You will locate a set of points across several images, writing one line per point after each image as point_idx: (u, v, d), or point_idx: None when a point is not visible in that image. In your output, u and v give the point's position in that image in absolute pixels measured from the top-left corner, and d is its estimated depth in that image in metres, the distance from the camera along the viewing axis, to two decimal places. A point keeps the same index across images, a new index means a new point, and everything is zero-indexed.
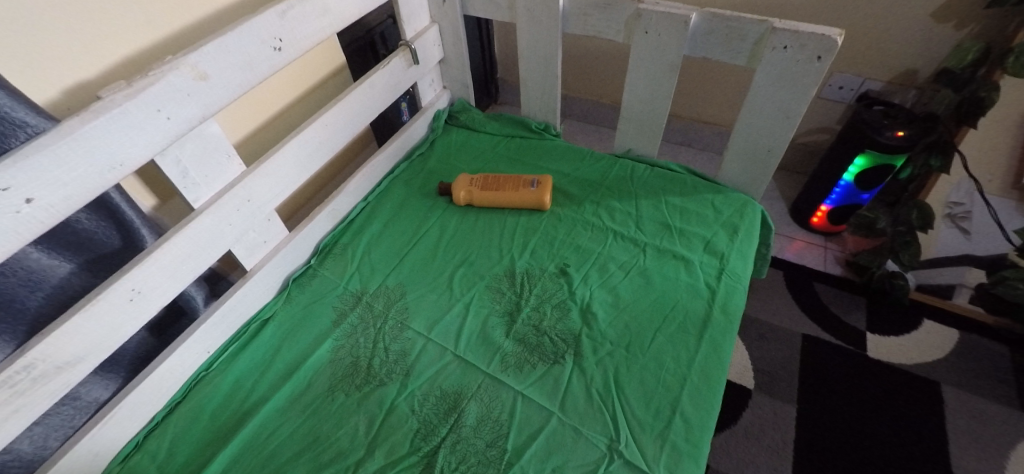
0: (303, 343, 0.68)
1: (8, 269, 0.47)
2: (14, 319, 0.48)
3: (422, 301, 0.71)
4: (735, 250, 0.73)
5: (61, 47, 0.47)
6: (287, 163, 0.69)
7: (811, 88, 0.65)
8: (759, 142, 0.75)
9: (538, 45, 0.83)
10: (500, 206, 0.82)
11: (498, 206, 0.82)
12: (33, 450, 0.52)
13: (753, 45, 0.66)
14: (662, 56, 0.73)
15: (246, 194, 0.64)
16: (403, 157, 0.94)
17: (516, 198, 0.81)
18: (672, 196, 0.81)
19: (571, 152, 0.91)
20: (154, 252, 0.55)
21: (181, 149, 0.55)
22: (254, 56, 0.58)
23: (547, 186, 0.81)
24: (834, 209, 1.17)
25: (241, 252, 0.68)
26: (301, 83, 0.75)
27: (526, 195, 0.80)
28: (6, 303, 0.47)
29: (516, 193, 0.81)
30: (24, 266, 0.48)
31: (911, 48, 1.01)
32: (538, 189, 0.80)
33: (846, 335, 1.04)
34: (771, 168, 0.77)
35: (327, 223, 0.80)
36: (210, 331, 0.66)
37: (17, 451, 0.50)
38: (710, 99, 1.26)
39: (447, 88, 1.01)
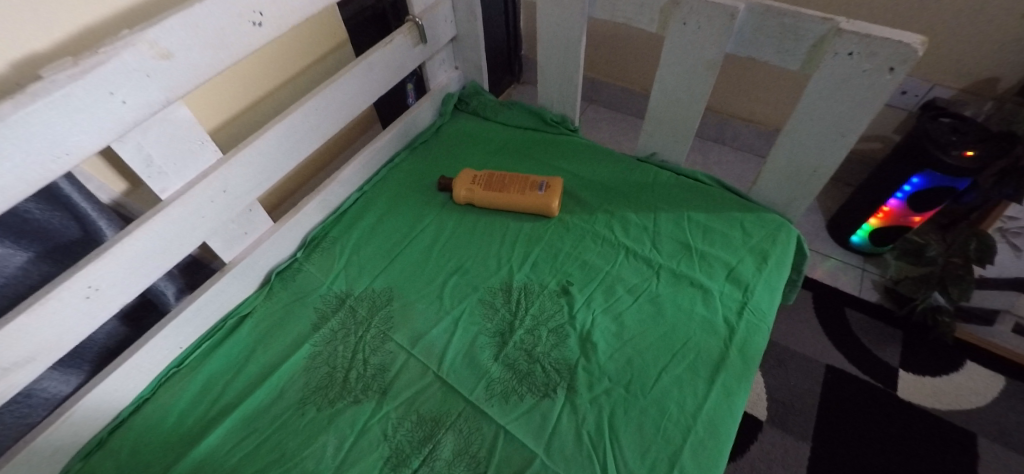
0: (279, 346, 0.64)
1: None
2: None
3: (409, 310, 0.66)
4: (762, 282, 0.65)
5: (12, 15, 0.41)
6: (271, 149, 0.64)
7: (875, 104, 0.54)
8: (805, 159, 0.65)
9: (560, 29, 0.74)
10: (504, 209, 0.75)
11: (502, 209, 0.75)
12: None
13: (811, 48, 0.56)
14: (700, 52, 0.63)
15: (222, 185, 0.59)
16: (405, 144, 0.87)
17: (522, 200, 0.73)
18: (696, 212, 0.72)
19: (588, 151, 0.82)
20: (113, 247, 0.50)
21: (144, 135, 0.50)
22: (227, 31, 0.51)
23: (557, 191, 0.73)
24: (877, 229, 1.06)
25: (217, 245, 0.63)
26: (294, 60, 0.68)
27: (532, 199, 0.73)
28: None
29: (523, 196, 0.73)
30: None
31: (997, 53, 0.87)
32: (547, 193, 0.73)
33: (874, 370, 0.95)
34: (815, 189, 0.67)
35: (317, 213, 0.75)
36: (183, 326, 0.62)
37: None
38: (751, 95, 1.13)
39: (459, 69, 0.93)
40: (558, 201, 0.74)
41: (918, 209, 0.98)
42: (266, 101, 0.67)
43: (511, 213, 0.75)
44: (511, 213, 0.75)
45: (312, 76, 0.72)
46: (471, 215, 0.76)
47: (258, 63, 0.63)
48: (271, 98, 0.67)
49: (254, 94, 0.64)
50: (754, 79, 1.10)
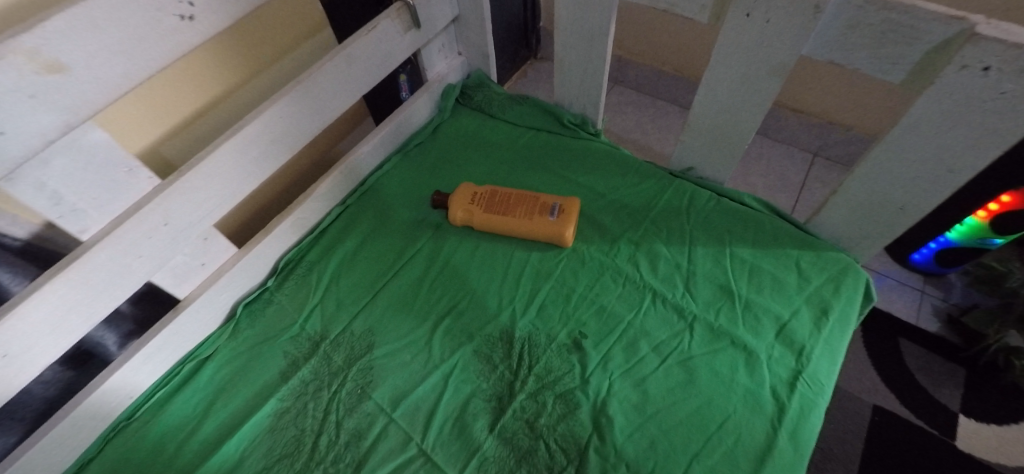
0: (242, 398, 0.55)
1: None
2: None
3: (392, 360, 0.56)
4: (820, 344, 0.53)
5: None
6: (228, 167, 0.52)
7: (1009, 138, 0.40)
8: (891, 192, 0.51)
9: (583, 13, 0.59)
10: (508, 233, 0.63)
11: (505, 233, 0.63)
12: None
13: (925, 56, 0.41)
14: (766, 53, 0.48)
15: (163, 218, 0.48)
16: (398, 146, 0.75)
17: (530, 225, 0.61)
18: (740, 247, 0.60)
19: (612, 162, 0.69)
20: (18, 308, 0.40)
21: (46, 170, 0.39)
22: (142, 31, 0.39)
23: (573, 214, 0.61)
24: (942, 251, 0.90)
25: (165, 281, 0.53)
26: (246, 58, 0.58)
27: (543, 224, 0.61)
28: None
29: (532, 219, 0.61)
30: None
31: None
32: (560, 216, 0.61)
33: (929, 414, 0.83)
34: (897, 229, 0.54)
35: (292, 234, 0.64)
36: (132, 375, 0.54)
37: None
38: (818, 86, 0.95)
39: (463, 54, 0.79)
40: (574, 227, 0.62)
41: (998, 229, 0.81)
42: (216, 109, 0.58)
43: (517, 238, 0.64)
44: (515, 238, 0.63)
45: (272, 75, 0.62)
46: (469, 239, 0.64)
47: (199, 65, 0.53)
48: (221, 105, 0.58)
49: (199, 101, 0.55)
50: (844, 85, 0.92)
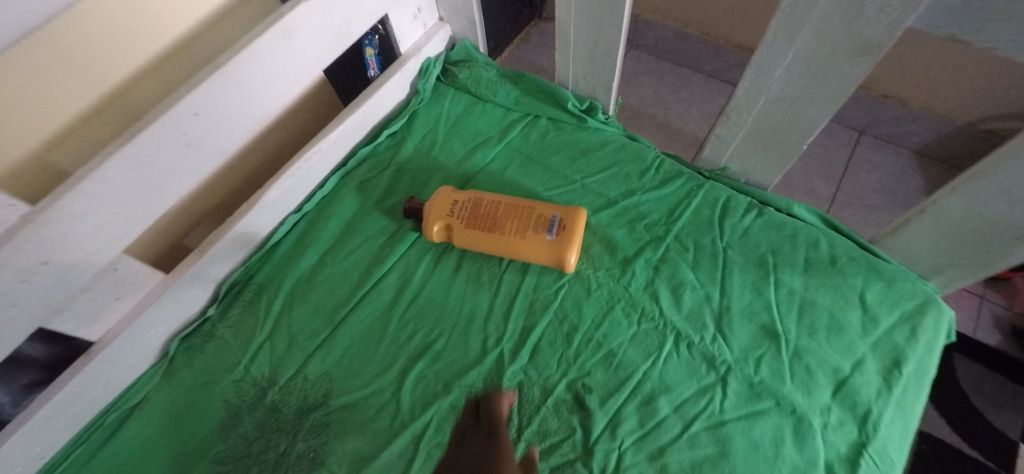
0: (173, 459, 0.46)
1: None
2: None
3: (352, 416, 0.46)
4: (890, 407, 0.41)
5: None
6: (128, 182, 0.40)
7: None
8: (1006, 219, 0.38)
9: None
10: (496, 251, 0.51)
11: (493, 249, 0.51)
12: None
13: None
14: (855, 24, 0.34)
15: (39, 255, 0.37)
16: (367, 137, 0.62)
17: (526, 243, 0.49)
18: (789, 274, 0.47)
19: (626, 159, 0.56)
20: None
21: None
22: None
23: (578, 230, 0.49)
24: None
25: (67, 326, 0.43)
26: (150, 40, 0.42)
27: (541, 241, 0.49)
28: None
29: (527, 236, 0.49)
30: None
31: None
32: (564, 233, 0.48)
33: (985, 444, 0.72)
34: (1003, 261, 0.41)
35: (235, 251, 0.53)
36: (39, 434, 0.44)
37: None
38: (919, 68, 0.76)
39: (446, 21, 0.65)
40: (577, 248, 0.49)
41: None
42: (109, 107, 0.42)
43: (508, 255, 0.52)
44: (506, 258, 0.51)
45: (188, 55, 0.46)
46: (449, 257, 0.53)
47: (79, 55, 0.37)
48: (116, 100, 0.42)
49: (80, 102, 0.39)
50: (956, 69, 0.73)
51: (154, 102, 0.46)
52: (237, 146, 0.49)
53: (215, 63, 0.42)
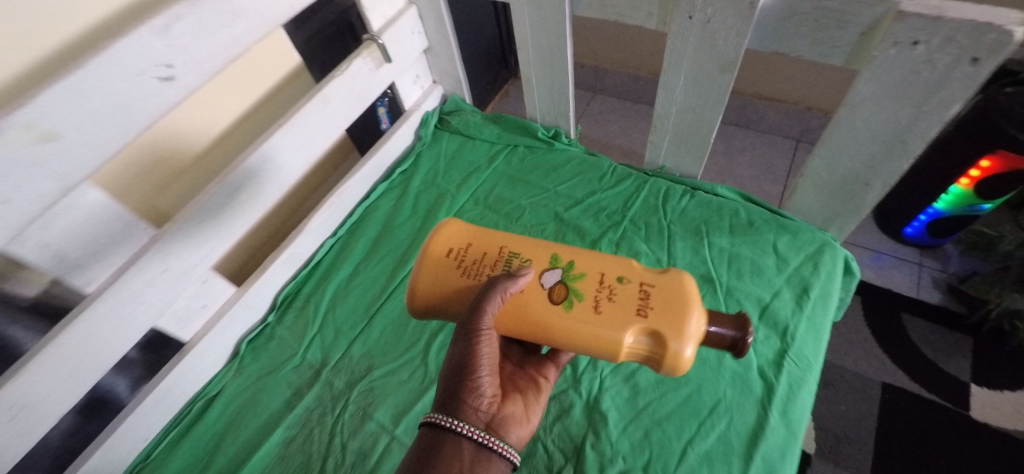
0: (250, 431, 0.57)
1: None
2: None
3: (390, 380, 0.58)
4: (804, 322, 0.54)
5: None
6: (223, 208, 0.57)
7: (950, 106, 0.42)
8: (852, 172, 0.52)
9: (542, 35, 0.62)
10: (535, 257, 0.42)
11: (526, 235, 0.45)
12: None
13: (860, 37, 0.43)
14: (712, 49, 0.50)
15: (161, 264, 0.52)
16: (383, 176, 0.78)
17: (473, 275, 0.42)
18: (717, 235, 0.61)
19: (587, 169, 0.72)
20: (35, 358, 0.44)
21: (47, 230, 0.42)
22: (128, 96, 0.42)
23: (417, 288, 0.43)
24: (933, 223, 0.91)
25: (170, 325, 0.56)
26: (238, 106, 0.59)
27: (444, 274, 0.42)
28: None
29: (456, 292, 0.42)
30: None
31: None
32: (424, 286, 0.42)
33: (942, 387, 0.82)
34: (866, 205, 0.55)
35: (287, 270, 0.67)
36: (144, 418, 0.56)
37: None
38: (783, 77, 1.01)
39: (438, 82, 0.83)
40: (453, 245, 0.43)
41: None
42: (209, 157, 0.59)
43: (492, 233, 0.45)
44: (499, 257, 0.43)
45: (258, 116, 0.63)
46: (673, 276, 0.40)
47: (200, 120, 0.55)
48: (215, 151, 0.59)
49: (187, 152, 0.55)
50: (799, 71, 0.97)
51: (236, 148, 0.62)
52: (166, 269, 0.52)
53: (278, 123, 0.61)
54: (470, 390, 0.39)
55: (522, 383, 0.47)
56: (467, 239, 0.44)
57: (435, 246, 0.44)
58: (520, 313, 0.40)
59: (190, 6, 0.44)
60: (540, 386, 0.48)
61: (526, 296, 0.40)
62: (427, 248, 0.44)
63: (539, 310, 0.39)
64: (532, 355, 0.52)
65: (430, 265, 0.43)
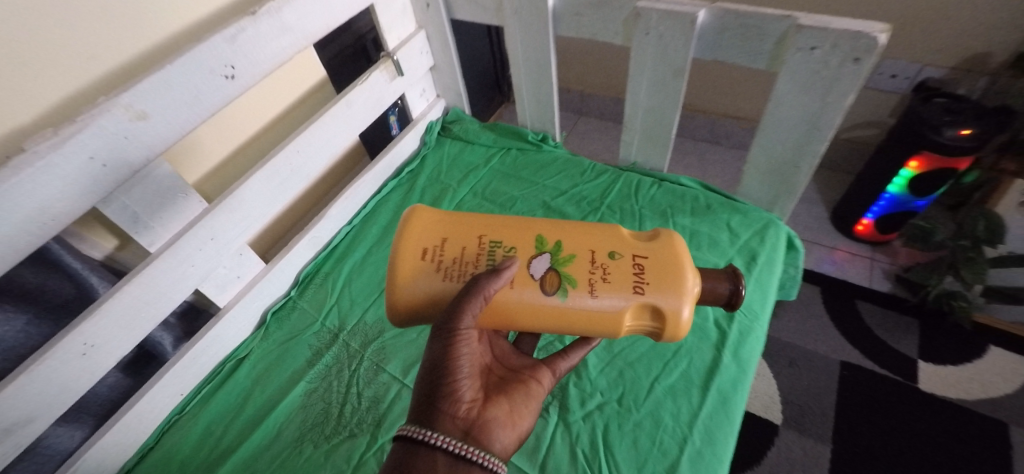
0: (276, 385, 0.65)
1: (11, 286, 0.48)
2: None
3: (401, 340, 0.66)
4: (752, 283, 0.64)
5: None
6: (269, 188, 0.67)
7: (846, 97, 0.54)
8: (785, 157, 0.64)
9: (530, 52, 0.75)
10: (520, 245, 0.45)
11: (505, 223, 0.47)
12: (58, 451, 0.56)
13: (775, 46, 0.55)
14: (665, 59, 0.63)
15: (211, 232, 0.61)
16: (392, 175, 0.89)
17: (456, 275, 0.44)
18: (681, 216, 0.72)
19: (571, 166, 0.83)
20: (105, 303, 0.52)
21: (130, 195, 0.52)
22: (201, 88, 0.53)
23: (397, 297, 0.44)
24: (880, 218, 1.04)
25: (210, 290, 0.65)
26: (280, 104, 0.70)
27: (423, 276, 0.44)
28: None
29: (440, 292, 0.44)
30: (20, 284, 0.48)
31: (986, 29, 0.89)
32: (404, 293, 0.44)
33: (894, 363, 0.91)
34: (799, 185, 0.66)
35: (308, 251, 0.76)
36: (184, 372, 0.64)
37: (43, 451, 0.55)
38: (734, 92, 1.17)
39: (441, 97, 0.96)
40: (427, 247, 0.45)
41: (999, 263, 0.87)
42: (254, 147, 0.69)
43: (467, 227, 0.46)
44: (480, 252, 0.45)
45: (295, 114, 0.74)
46: (659, 249, 0.45)
47: (250, 112, 0.65)
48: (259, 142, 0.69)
49: (240, 141, 0.65)
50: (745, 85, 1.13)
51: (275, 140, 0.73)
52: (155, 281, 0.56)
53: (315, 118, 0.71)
54: (448, 387, 0.40)
55: (511, 387, 0.48)
56: (442, 236, 0.46)
57: (409, 247, 0.45)
58: (517, 305, 0.43)
59: (251, 21, 0.56)
60: (528, 391, 0.49)
61: (519, 288, 0.43)
62: (399, 251, 0.45)
63: (535, 299, 0.42)
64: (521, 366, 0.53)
65: (407, 269, 0.44)
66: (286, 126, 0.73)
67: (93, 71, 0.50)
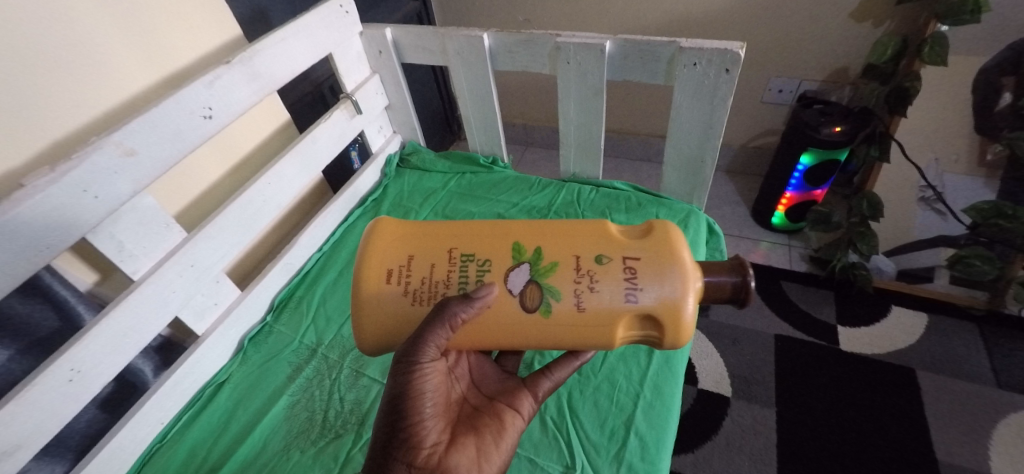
0: (259, 402, 0.67)
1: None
2: None
3: None
4: None
5: None
6: (250, 216, 0.74)
7: (726, 99, 0.68)
8: (692, 155, 0.77)
9: (475, 86, 0.87)
10: (497, 257, 0.45)
11: (479, 233, 0.47)
12: None
13: (667, 65, 0.70)
14: (585, 81, 0.76)
15: (190, 259, 0.65)
16: (357, 204, 0.96)
17: (427, 297, 0.44)
18: (617, 213, 0.83)
19: (520, 182, 0.93)
20: (91, 329, 0.54)
21: (115, 225, 0.57)
22: (182, 126, 0.60)
23: (366, 325, 0.45)
24: (791, 207, 1.23)
25: (189, 317, 0.68)
26: (247, 144, 0.77)
27: (388, 304, 0.44)
28: None
29: (409, 318, 0.45)
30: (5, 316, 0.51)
31: (839, 49, 1.12)
32: (372, 321, 0.45)
33: (817, 330, 1.06)
34: (707, 176, 0.79)
35: (281, 278, 0.81)
36: (164, 400, 0.65)
37: None
38: (652, 114, 1.36)
39: (397, 132, 1.05)
40: (392, 268, 0.45)
41: (900, 251, 1.14)
42: (225, 183, 0.75)
43: (435, 243, 0.47)
44: (451, 269, 0.45)
45: (262, 153, 0.81)
46: (648, 250, 0.44)
47: (217, 149, 0.72)
48: (230, 179, 0.76)
49: (212, 177, 0.72)
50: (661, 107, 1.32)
51: (243, 177, 0.79)
52: (130, 340, 0.59)
53: (284, 154, 0.79)
54: (406, 437, 0.42)
55: (479, 424, 0.51)
56: (409, 255, 0.46)
57: (375, 267, 0.45)
58: (498, 322, 0.43)
59: (225, 69, 0.64)
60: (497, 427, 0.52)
61: (497, 305, 0.43)
62: (362, 276, 0.45)
63: (515, 317, 0.43)
64: (493, 398, 0.56)
65: (373, 296, 0.45)
66: (254, 165, 0.80)
67: (69, 120, 0.56)
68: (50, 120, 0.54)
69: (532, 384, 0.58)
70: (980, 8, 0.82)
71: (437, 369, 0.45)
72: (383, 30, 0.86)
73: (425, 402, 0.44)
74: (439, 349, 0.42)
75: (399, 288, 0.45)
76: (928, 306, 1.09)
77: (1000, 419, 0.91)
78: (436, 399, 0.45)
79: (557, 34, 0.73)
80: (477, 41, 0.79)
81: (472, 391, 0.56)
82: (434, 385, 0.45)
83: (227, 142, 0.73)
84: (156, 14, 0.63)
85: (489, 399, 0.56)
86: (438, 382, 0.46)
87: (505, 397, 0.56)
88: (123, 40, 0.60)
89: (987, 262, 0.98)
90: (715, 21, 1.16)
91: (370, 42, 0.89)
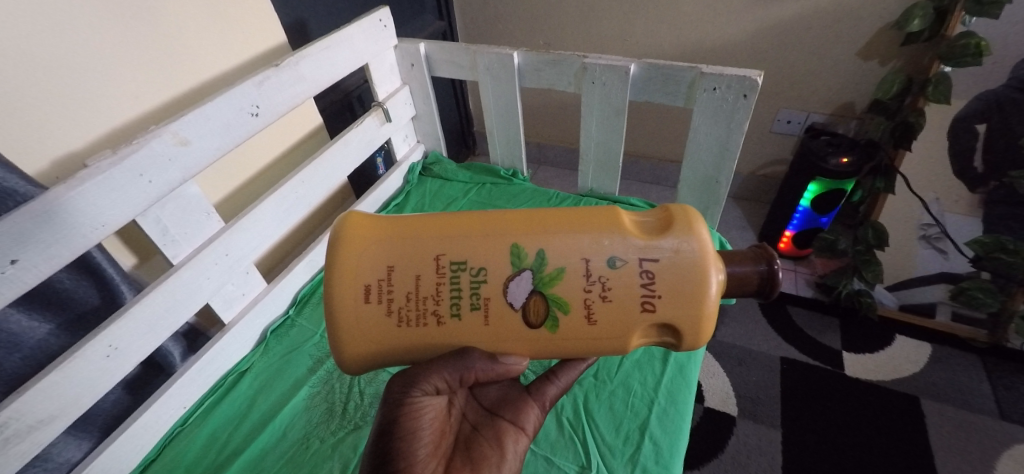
0: (280, 392, 0.69)
1: (39, 294, 0.53)
2: (21, 356, 0.51)
3: None
4: None
5: (53, 134, 0.52)
6: (286, 211, 0.77)
7: (743, 122, 0.71)
8: (708, 175, 0.81)
9: (501, 102, 0.91)
10: (493, 263, 0.39)
11: (466, 232, 0.40)
12: (64, 460, 0.58)
13: (688, 88, 0.74)
14: (609, 101, 0.80)
15: (225, 249, 0.68)
16: (380, 207, 0.99)
17: (415, 316, 0.39)
18: None
19: (538, 195, 0.97)
20: (132, 308, 0.57)
21: (162, 210, 0.60)
22: (231, 122, 0.64)
23: (347, 349, 0.39)
24: (798, 234, 1.26)
25: (218, 305, 0.70)
26: (281, 144, 0.81)
27: (370, 327, 0.39)
28: (13, 347, 0.50)
29: (396, 340, 0.39)
30: (49, 291, 0.53)
31: (846, 85, 1.17)
32: (355, 347, 0.39)
33: (823, 355, 1.07)
34: (722, 195, 0.83)
35: (305, 274, 0.83)
36: (189, 384, 0.66)
37: (53, 458, 0.57)
38: (665, 137, 1.41)
39: (420, 142, 1.09)
40: (369, 283, 0.39)
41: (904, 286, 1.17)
42: (260, 180, 0.78)
43: (417, 250, 0.40)
44: (440, 281, 0.39)
45: (296, 153, 0.85)
46: (667, 249, 0.39)
47: (252, 147, 0.75)
48: (264, 177, 0.79)
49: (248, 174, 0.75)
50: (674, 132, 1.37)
51: (277, 176, 0.83)
52: (164, 321, 0.61)
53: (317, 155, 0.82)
54: None
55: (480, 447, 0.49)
56: (387, 265, 0.39)
57: (347, 284, 0.38)
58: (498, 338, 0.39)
59: (275, 71, 0.68)
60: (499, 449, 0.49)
61: (496, 318, 0.39)
62: (334, 296, 0.38)
63: (519, 332, 0.39)
64: (494, 413, 0.52)
65: (350, 319, 0.38)
66: (286, 164, 0.83)
67: (126, 110, 0.59)
68: (111, 109, 0.58)
69: (537, 393, 0.53)
70: (982, 51, 0.87)
71: (425, 405, 0.42)
72: (417, 45, 0.91)
73: (419, 443, 0.42)
74: (435, 386, 0.41)
75: (381, 306, 0.39)
76: (932, 337, 1.11)
77: (1004, 450, 0.91)
78: (431, 438, 0.43)
79: (584, 56, 0.78)
80: (507, 58, 0.83)
81: (472, 405, 0.53)
82: (426, 423, 0.43)
83: (264, 139, 0.77)
84: (210, 19, 0.68)
85: (489, 414, 0.52)
86: (431, 419, 0.43)
87: (506, 412, 0.52)
88: (181, 41, 0.64)
89: (988, 294, 1.00)
90: (728, 52, 1.21)
91: (404, 55, 0.94)
